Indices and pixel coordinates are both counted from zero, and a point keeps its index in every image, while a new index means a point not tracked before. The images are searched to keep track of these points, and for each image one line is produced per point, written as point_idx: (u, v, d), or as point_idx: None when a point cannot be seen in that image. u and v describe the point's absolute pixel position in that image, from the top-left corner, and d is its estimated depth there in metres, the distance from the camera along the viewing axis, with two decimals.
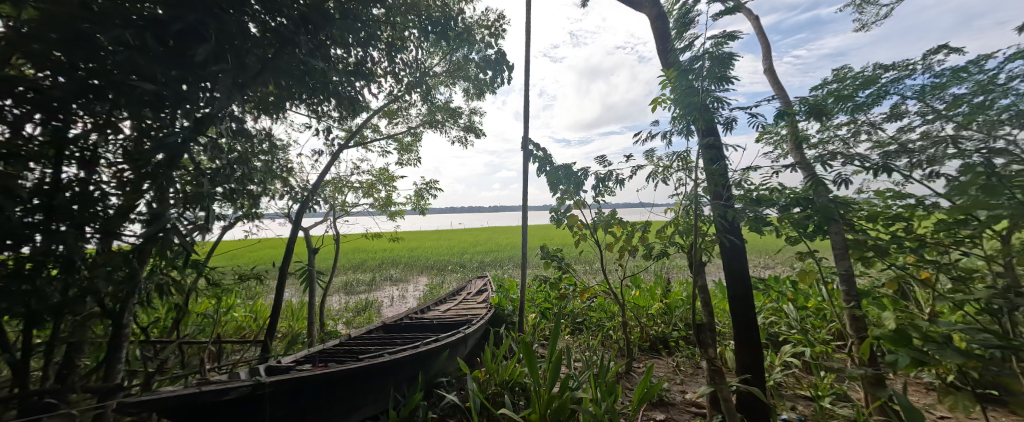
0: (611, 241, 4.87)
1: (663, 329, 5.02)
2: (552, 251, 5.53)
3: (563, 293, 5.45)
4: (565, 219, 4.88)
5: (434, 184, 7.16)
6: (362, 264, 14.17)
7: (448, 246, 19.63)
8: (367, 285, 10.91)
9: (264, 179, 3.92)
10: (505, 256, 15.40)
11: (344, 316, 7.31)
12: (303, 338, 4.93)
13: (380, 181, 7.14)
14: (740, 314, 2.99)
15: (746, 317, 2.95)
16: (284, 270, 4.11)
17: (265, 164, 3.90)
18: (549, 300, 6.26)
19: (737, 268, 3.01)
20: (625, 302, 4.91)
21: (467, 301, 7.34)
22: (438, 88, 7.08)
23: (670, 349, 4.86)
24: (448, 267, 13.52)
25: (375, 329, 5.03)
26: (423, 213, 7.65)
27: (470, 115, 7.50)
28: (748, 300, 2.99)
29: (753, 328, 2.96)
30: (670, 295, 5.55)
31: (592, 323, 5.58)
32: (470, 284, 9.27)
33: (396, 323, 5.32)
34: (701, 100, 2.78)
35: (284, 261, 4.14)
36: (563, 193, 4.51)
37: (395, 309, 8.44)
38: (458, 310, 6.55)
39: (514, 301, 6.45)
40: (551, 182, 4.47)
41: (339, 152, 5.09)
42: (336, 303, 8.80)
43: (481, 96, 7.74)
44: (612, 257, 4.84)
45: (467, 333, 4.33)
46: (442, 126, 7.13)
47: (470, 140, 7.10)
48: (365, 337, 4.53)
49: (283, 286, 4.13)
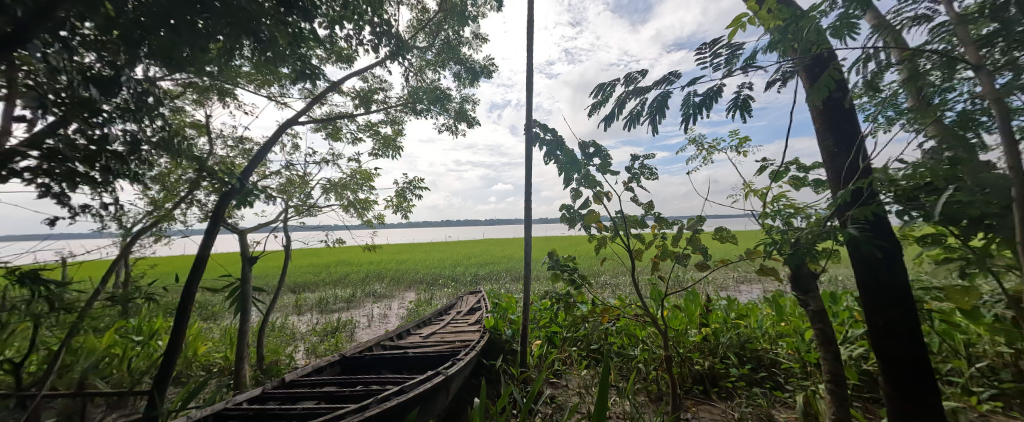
0: (641, 248, 3.75)
1: (709, 362, 3.86)
2: (563, 259, 4.39)
3: (576, 314, 4.27)
4: (581, 219, 3.80)
5: (418, 182, 6.01)
6: (344, 278, 12.79)
7: (440, 259, 18.23)
8: (345, 303, 9.57)
9: (160, 157, 2.73)
10: (502, 270, 14.08)
11: (307, 342, 6.04)
12: (231, 378, 3.70)
13: (354, 177, 6.01)
14: (885, 348, 2.07)
15: (912, 357, 1.98)
16: (189, 291, 2.91)
17: (161, 137, 2.73)
18: (557, 322, 5.06)
19: (889, 277, 2.04)
20: (660, 327, 3.75)
21: (457, 322, 6.11)
22: (423, 67, 5.97)
23: (722, 394, 3.66)
24: (440, 281, 12.18)
25: (327, 366, 3.78)
26: (405, 217, 6.45)
27: (461, 102, 6.41)
28: (909, 326, 2.01)
29: (925, 369, 1.99)
30: (712, 317, 4.38)
31: (613, 351, 4.42)
32: (463, 300, 8.03)
33: (358, 356, 4.06)
34: (816, 21, 1.81)
35: (189, 279, 2.93)
36: (577, 182, 3.41)
37: (372, 332, 7.15)
38: (445, 334, 5.34)
39: (513, 323, 5.22)
40: (566, 168, 3.36)
41: (286, 131, 3.95)
42: (304, 325, 7.48)
43: (475, 81, 6.65)
44: (643, 268, 3.68)
45: (451, 373, 3.19)
46: (429, 113, 6.03)
47: (462, 130, 5.99)
48: (307, 380, 3.26)
49: (186, 311, 2.94)
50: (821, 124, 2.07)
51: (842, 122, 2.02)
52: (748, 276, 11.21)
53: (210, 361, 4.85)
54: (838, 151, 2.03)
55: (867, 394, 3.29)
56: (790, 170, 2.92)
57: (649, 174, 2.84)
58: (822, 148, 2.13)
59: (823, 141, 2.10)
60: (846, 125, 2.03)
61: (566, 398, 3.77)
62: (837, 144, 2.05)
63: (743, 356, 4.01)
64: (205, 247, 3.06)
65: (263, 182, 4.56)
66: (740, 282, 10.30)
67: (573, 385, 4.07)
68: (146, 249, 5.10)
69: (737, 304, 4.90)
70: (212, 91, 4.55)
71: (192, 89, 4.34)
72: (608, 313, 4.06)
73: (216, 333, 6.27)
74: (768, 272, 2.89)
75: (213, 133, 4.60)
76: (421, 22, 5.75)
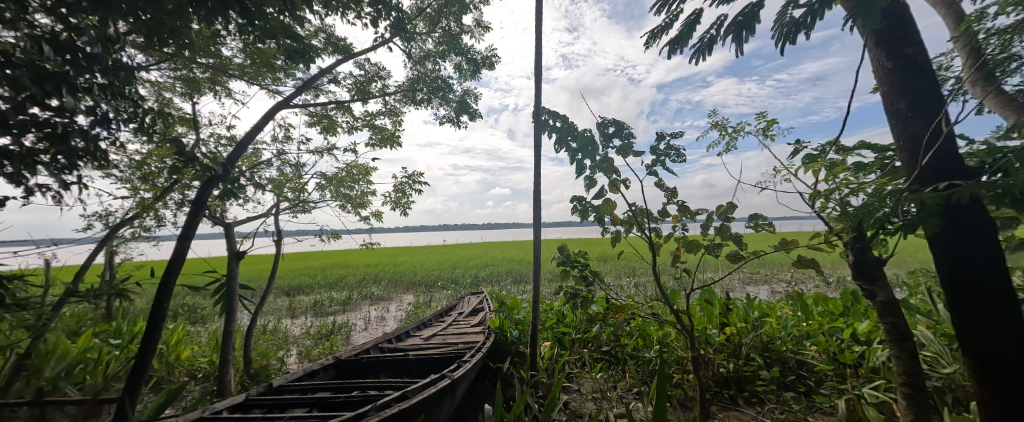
0: (660, 240, 3.48)
1: (733, 364, 3.60)
2: (573, 255, 4.13)
3: (588, 313, 4.00)
4: (595, 210, 3.54)
5: (418, 175, 5.72)
6: (340, 281, 12.41)
7: (438, 261, 17.86)
8: (340, 306, 9.21)
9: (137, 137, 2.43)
10: (502, 272, 13.78)
11: (301, 345, 5.73)
12: (214, 384, 3.39)
13: (350, 172, 5.74)
14: (992, 352, 1.91)
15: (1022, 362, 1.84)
16: (164, 287, 2.60)
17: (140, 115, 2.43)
18: (565, 323, 4.78)
19: (983, 264, 1.92)
20: (681, 327, 3.49)
21: (459, 324, 5.81)
22: (423, 57, 5.71)
23: (751, 399, 3.40)
24: (438, 283, 11.84)
25: (320, 370, 3.47)
26: (403, 213, 6.16)
27: (462, 94, 6.16)
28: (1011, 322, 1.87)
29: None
30: (732, 316, 4.11)
31: (627, 353, 4.16)
32: (463, 302, 7.72)
33: (355, 359, 3.76)
34: None
35: (165, 273, 2.62)
36: (592, 169, 3.15)
37: (368, 335, 6.82)
38: (447, 336, 5.04)
39: (519, 324, 4.92)
40: (581, 153, 3.12)
41: (278, 108, 3.60)
42: (298, 328, 7.15)
43: (476, 73, 6.41)
44: (664, 263, 3.41)
45: (457, 376, 2.93)
46: (429, 104, 5.76)
47: (464, 121, 5.73)
48: (298, 385, 2.96)
49: (163, 309, 2.64)
50: (892, 89, 1.99)
51: (918, 85, 1.93)
52: (753, 276, 10.99)
53: (195, 366, 4.53)
54: (913, 116, 1.92)
55: None
56: (829, 150, 2.62)
57: (675, 155, 2.59)
58: (897, 119, 2.01)
59: (895, 108, 2.01)
60: (920, 89, 1.94)
61: (581, 405, 3.48)
62: (911, 109, 1.95)
63: (768, 358, 3.74)
64: (185, 238, 2.77)
65: (253, 174, 4.27)
66: (746, 283, 10.06)
67: (587, 389, 3.79)
68: (130, 249, 4.79)
69: (756, 303, 4.63)
70: (201, 82, 4.28)
71: (180, 79, 4.07)
72: (623, 311, 3.78)
73: (204, 337, 5.94)
74: (807, 264, 2.56)
75: (202, 125, 4.32)
76: (421, 9, 5.50)
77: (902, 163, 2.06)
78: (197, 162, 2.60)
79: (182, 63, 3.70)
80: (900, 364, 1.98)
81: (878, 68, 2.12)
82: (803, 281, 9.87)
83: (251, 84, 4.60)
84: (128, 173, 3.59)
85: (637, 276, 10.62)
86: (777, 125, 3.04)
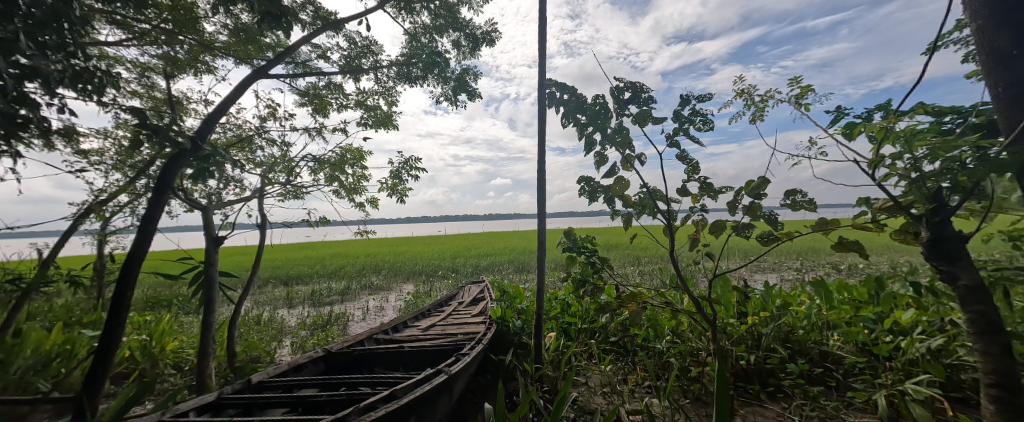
0: (676, 223, 3.18)
1: (751, 357, 3.33)
2: (581, 241, 3.82)
3: (597, 303, 3.73)
4: (605, 191, 3.21)
5: (414, 159, 5.40)
6: (339, 271, 12.19)
7: (439, 250, 17.60)
8: (338, 296, 8.98)
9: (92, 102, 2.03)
10: (504, 261, 13.52)
11: (294, 336, 5.50)
12: (195, 379, 3.20)
13: (343, 156, 5.44)
14: None
15: None
16: (126, 274, 2.38)
17: (99, 76, 2.02)
18: (571, 313, 4.50)
19: None
20: (694, 318, 3.22)
21: (459, 314, 5.56)
22: (418, 31, 5.34)
23: (775, 394, 3.17)
24: (439, 273, 11.64)
25: (308, 363, 3.21)
26: (400, 199, 5.85)
27: (461, 72, 5.79)
28: None
29: None
30: (750, 305, 3.82)
31: (637, 345, 3.90)
32: (463, 292, 7.45)
33: (346, 352, 3.51)
34: None
35: (126, 261, 2.40)
36: (602, 144, 2.84)
37: (366, 326, 6.59)
38: (446, 327, 4.79)
39: (522, 314, 4.65)
40: (593, 126, 2.79)
41: (258, 81, 3.27)
42: (293, 319, 6.92)
43: (476, 50, 6.02)
44: (682, 247, 3.11)
45: (454, 371, 2.67)
46: (425, 82, 5.42)
47: (462, 101, 5.38)
48: (279, 382, 2.71)
49: (125, 299, 2.43)
50: (993, 23, 1.74)
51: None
52: (762, 265, 10.66)
53: (181, 358, 4.32)
54: (1018, 54, 1.67)
55: (953, 393, 2.71)
56: (873, 115, 2.29)
57: (700, 122, 2.32)
58: (994, 59, 1.76)
59: (993, 48, 1.76)
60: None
61: (590, 401, 3.24)
62: (1014, 48, 1.70)
63: (789, 349, 3.47)
64: (149, 223, 2.51)
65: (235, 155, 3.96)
66: (755, 272, 9.76)
67: (596, 383, 3.55)
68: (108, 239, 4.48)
69: (775, 291, 4.32)
70: (185, 61, 3.86)
71: (161, 58, 3.72)
72: (636, 301, 3.48)
73: (196, 327, 5.72)
74: (849, 247, 2.20)
75: (183, 105, 4.02)
76: None
77: (996, 114, 1.81)
78: (167, 136, 2.12)
79: (161, 40, 3.32)
80: (973, 337, 1.92)
81: (971, 4, 1.87)
82: (813, 268, 9.59)
83: (240, 64, 4.16)
84: (102, 155, 3.31)
85: (642, 264, 10.36)
86: (812, 90, 2.51)
